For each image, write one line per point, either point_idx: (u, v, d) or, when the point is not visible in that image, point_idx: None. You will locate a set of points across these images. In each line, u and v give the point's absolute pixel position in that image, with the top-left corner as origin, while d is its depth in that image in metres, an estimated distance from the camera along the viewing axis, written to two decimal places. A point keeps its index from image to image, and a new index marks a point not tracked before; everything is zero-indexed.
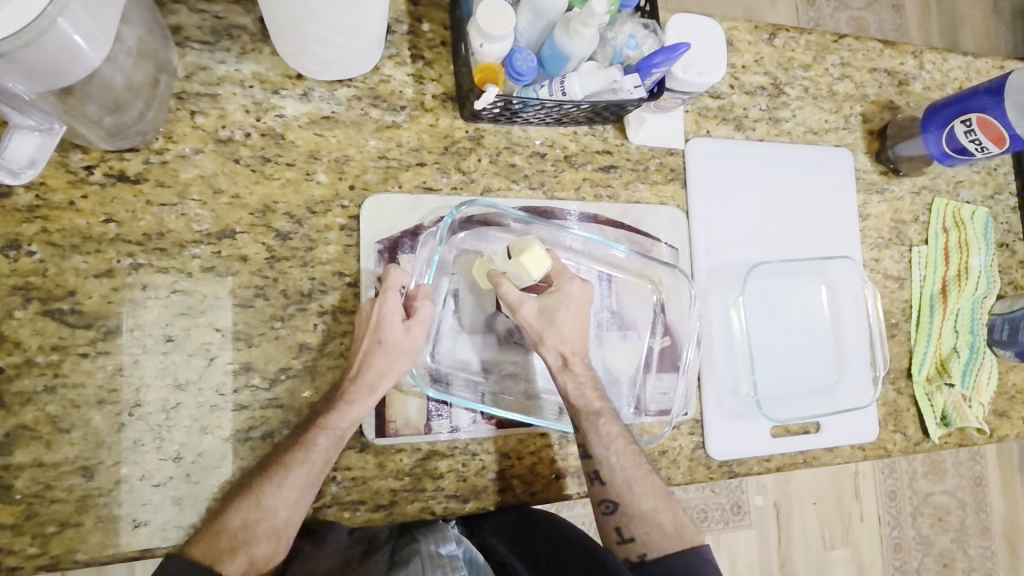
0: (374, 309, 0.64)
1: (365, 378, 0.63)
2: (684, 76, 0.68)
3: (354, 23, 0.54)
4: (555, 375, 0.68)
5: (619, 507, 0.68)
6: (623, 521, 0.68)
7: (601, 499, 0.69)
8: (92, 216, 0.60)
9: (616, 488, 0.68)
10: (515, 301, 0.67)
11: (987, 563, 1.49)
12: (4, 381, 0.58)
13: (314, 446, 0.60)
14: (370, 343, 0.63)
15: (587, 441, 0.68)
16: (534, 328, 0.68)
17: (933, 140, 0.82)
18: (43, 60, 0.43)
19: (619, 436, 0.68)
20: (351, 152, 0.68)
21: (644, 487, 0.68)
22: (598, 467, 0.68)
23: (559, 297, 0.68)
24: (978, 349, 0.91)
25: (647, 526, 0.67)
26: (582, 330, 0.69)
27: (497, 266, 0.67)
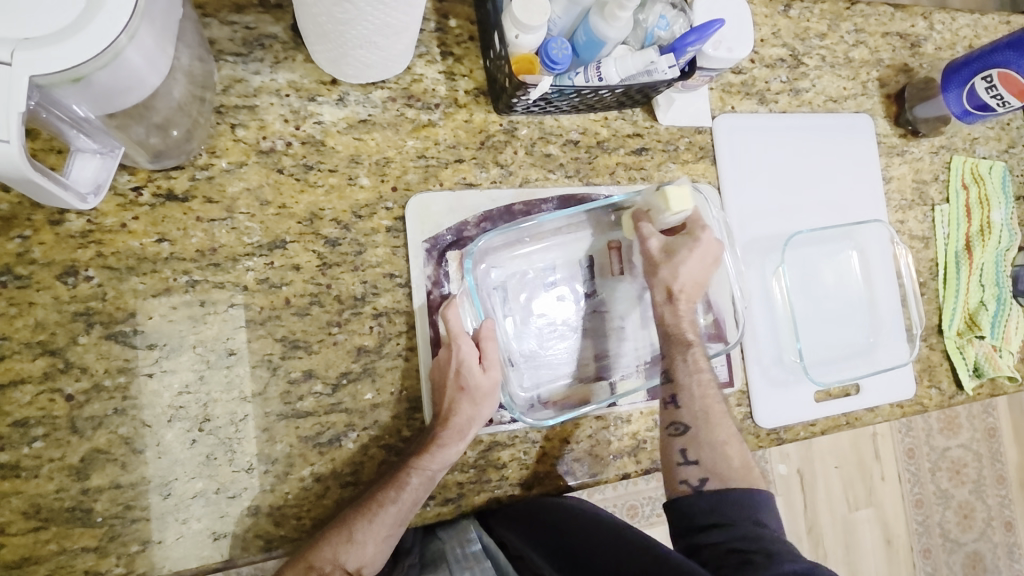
0: (451, 356, 0.65)
1: (454, 424, 0.63)
2: (714, 53, 0.69)
3: (401, 23, 0.54)
4: (656, 307, 0.72)
5: (689, 430, 0.68)
6: (690, 444, 0.68)
7: (671, 421, 0.69)
8: (145, 236, 0.61)
9: (687, 411, 0.69)
10: (647, 233, 0.71)
11: (1005, 509, 1.53)
12: (75, 407, 0.58)
13: (411, 490, 0.61)
14: (454, 391, 0.64)
15: (672, 367, 0.71)
16: (652, 260, 0.72)
17: (954, 98, 0.83)
18: (114, 84, 0.43)
19: (705, 369, 0.71)
20: (391, 154, 0.68)
21: (718, 418, 0.69)
22: (677, 391, 0.70)
23: (688, 240, 0.71)
24: (1005, 301, 0.93)
25: (713, 454, 0.67)
26: (699, 274, 0.71)
27: (642, 204, 0.72)
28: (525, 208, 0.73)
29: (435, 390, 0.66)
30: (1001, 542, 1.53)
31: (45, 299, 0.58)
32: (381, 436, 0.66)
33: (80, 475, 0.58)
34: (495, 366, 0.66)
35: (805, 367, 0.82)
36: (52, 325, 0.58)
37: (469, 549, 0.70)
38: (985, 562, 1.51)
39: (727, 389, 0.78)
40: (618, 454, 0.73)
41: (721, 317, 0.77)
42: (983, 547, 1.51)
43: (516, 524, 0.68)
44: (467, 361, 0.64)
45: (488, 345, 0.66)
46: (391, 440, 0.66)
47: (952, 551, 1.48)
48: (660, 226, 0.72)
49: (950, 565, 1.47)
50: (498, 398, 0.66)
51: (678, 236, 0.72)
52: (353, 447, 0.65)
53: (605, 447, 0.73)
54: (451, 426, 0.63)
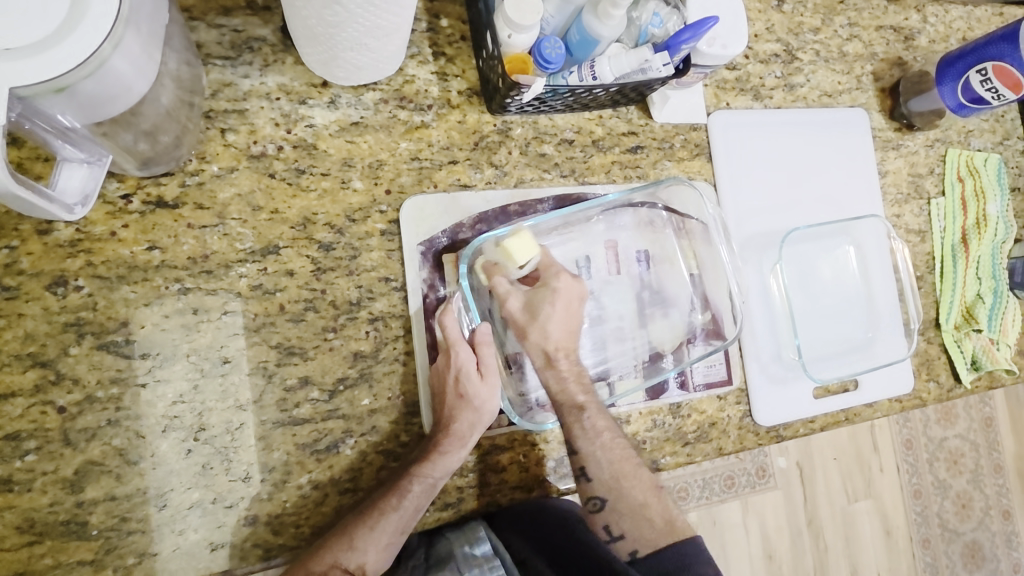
0: (450, 363, 0.64)
1: (455, 432, 0.63)
2: (708, 49, 0.69)
3: (392, 25, 0.54)
4: (538, 372, 0.66)
5: (606, 505, 0.65)
6: (610, 517, 0.64)
7: (589, 496, 0.65)
8: (136, 244, 0.60)
9: (598, 484, 0.65)
10: (504, 292, 0.65)
11: (1002, 498, 1.54)
12: (67, 419, 0.57)
13: (413, 499, 0.61)
14: (453, 398, 0.64)
15: (570, 437, 0.65)
16: (519, 321, 0.65)
17: (949, 92, 0.83)
18: (99, 92, 0.42)
19: (605, 430, 0.65)
20: (384, 156, 0.68)
21: (632, 481, 0.65)
22: (585, 463, 0.65)
23: (545, 292, 0.65)
24: (1001, 294, 0.93)
25: (636, 522, 0.64)
26: (570, 326, 0.65)
27: (488, 256, 0.66)
28: (520, 209, 0.72)
29: (436, 398, 0.66)
30: (999, 531, 1.54)
31: (34, 310, 0.57)
32: (381, 441, 0.66)
33: (74, 488, 0.57)
34: (493, 373, 0.65)
35: (804, 363, 0.81)
36: (43, 336, 0.57)
37: (478, 549, 0.64)
38: (983, 551, 1.52)
39: (726, 388, 0.78)
40: None
41: (718, 314, 0.77)
42: (981, 536, 1.52)
43: (522, 528, 0.67)
44: (466, 368, 0.63)
45: (485, 352, 0.65)
46: (390, 447, 0.66)
47: (950, 541, 1.49)
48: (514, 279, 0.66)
49: (948, 555, 1.49)
50: (497, 404, 0.65)
51: (533, 288, 0.66)
52: (351, 454, 0.65)
53: None
54: (450, 436, 0.63)
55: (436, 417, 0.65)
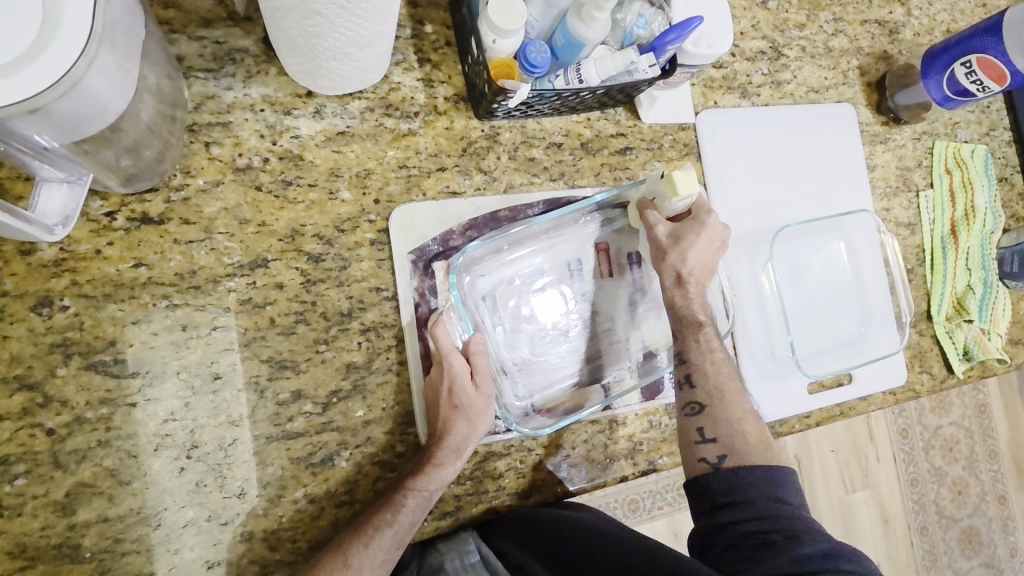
0: (444, 375, 0.64)
1: (450, 444, 0.62)
2: (694, 49, 0.68)
3: (374, 34, 0.53)
4: (667, 290, 0.69)
5: (704, 410, 0.66)
6: (707, 421, 0.65)
7: (687, 402, 0.67)
8: (121, 262, 0.59)
9: (702, 391, 0.67)
10: (653, 219, 0.68)
11: (998, 484, 1.56)
12: (56, 442, 0.56)
13: (410, 513, 0.61)
14: (448, 409, 0.63)
15: (684, 347, 0.68)
16: (662, 244, 0.68)
17: (934, 85, 0.83)
18: (74, 111, 0.42)
19: (718, 348, 0.68)
20: (371, 165, 0.67)
21: (734, 396, 0.67)
22: (691, 371, 0.68)
23: (696, 224, 0.68)
24: (991, 284, 0.94)
25: (731, 431, 0.64)
26: (709, 257, 0.69)
27: (645, 195, 0.70)
28: (510, 214, 0.72)
29: (428, 409, 0.65)
30: (995, 515, 1.56)
31: (19, 331, 0.56)
32: (375, 452, 0.65)
33: (65, 511, 0.56)
34: (487, 382, 0.66)
35: (798, 359, 0.81)
36: (28, 358, 0.56)
37: (468, 560, 0.66)
38: (980, 537, 1.55)
39: None
40: (614, 458, 0.73)
41: (712, 312, 0.76)
42: (978, 522, 1.54)
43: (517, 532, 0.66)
44: (461, 379, 0.63)
45: (478, 360, 0.66)
46: (386, 458, 0.66)
47: (947, 527, 1.51)
48: (666, 213, 0.68)
49: (946, 541, 1.51)
50: (491, 411, 0.66)
51: (685, 219, 0.69)
52: (346, 466, 0.64)
53: (601, 451, 0.73)
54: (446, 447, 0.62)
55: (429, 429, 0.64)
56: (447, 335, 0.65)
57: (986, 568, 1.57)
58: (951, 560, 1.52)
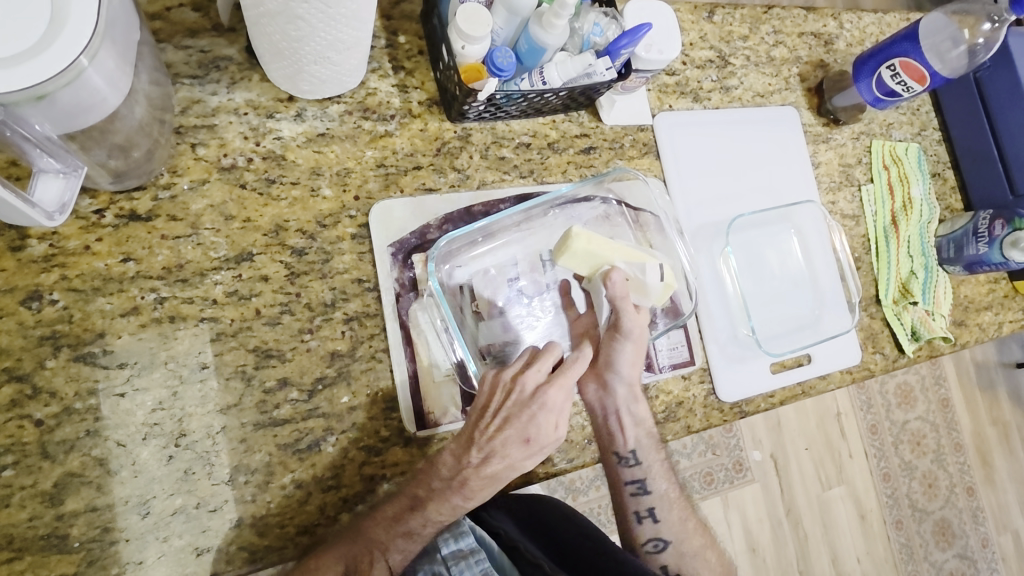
0: (538, 398, 0.64)
1: (487, 475, 0.63)
2: (646, 55, 0.75)
3: (351, 39, 0.58)
4: (627, 404, 0.73)
5: (668, 546, 0.74)
6: (672, 559, 0.74)
7: (651, 538, 0.75)
8: (110, 257, 0.61)
9: (666, 528, 0.75)
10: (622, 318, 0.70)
11: (965, 476, 1.73)
12: (45, 433, 0.57)
13: (425, 525, 0.63)
14: (514, 436, 0.63)
15: (651, 478, 0.75)
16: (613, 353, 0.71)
17: (865, 87, 0.91)
18: (74, 100, 0.45)
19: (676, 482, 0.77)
20: (351, 164, 0.71)
21: (694, 529, 0.77)
22: (655, 506, 0.75)
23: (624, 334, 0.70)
24: (932, 269, 1.02)
25: (695, 567, 0.74)
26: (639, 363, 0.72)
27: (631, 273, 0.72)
28: (484, 209, 0.76)
29: (480, 420, 0.64)
30: (965, 507, 1.71)
31: (9, 325, 0.58)
32: (359, 437, 0.67)
33: (53, 501, 0.57)
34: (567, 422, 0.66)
35: (759, 340, 0.87)
36: (18, 351, 0.58)
37: (462, 543, 0.65)
38: (952, 528, 1.69)
39: (689, 368, 0.82)
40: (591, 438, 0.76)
41: (676, 296, 0.80)
42: (949, 514, 1.69)
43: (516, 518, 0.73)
44: (540, 416, 0.63)
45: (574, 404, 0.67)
46: (372, 442, 0.68)
47: (920, 520, 1.65)
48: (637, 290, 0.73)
49: (920, 534, 1.64)
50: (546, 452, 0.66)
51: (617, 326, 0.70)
52: (333, 451, 0.66)
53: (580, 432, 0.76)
54: (482, 476, 0.64)
55: (478, 443, 0.63)
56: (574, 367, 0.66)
57: (961, 559, 1.69)
58: (926, 552, 1.64)
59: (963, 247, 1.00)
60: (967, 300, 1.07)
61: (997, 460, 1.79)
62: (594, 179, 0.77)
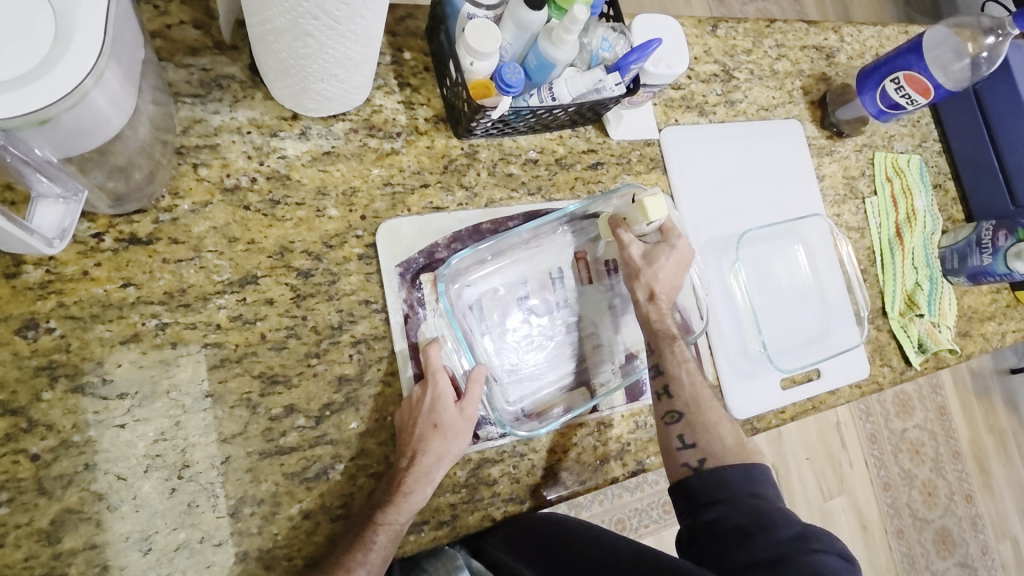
0: (427, 391, 0.64)
1: (420, 468, 0.62)
2: (655, 70, 0.74)
3: (360, 56, 0.56)
4: (640, 306, 0.74)
5: (683, 417, 0.72)
6: (687, 429, 0.71)
7: (666, 411, 0.73)
8: (110, 283, 0.59)
9: (679, 400, 0.72)
10: (627, 240, 0.75)
11: (963, 483, 1.73)
12: (42, 468, 0.55)
13: (399, 514, 0.61)
14: (425, 427, 0.63)
15: (660, 359, 0.74)
16: (635, 264, 0.74)
17: (869, 100, 0.91)
18: (76, 122, 0.43)
19: (691, 359, 0.74)
20: (357, 183, 0.70)
21: (710, 401, 0.73)
22: (667, 382, 0.73)
23: (664, 246, 0.75)
24: (937, 281, 1.02)
25: (709, 435, 0.71)
26: (677, 279, 0.75)
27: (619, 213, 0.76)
28: (492, 226, 0.75)
29: (401, 432, 0.65)
30: (964, 514, 1.72)
31: (3, 356, 0.55)
32: (368, 464, 0.65)
33: (50, 539, 0.54)
34: (470, 401, 0.65)
35: (770, 355, 0.86)
36: (13, 383, 0.55)
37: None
38: (953, 536, 1.69)
39: None
40: (604, 459, 0.75)
41: (687, 313, 0.80)
42: (949, 522, 1.69)
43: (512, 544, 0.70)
44: (436, 400, 0.64)
45: (472, 386, 0.66)
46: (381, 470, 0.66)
47: (921, 529, 1.65)
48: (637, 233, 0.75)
49: (921, 542, 1.64)
50: (471, 435, 0.65)
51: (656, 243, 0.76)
52: (341, 479, 0.64)
53: (592, 453, 0.74)
54: (416, 473, 0.62)
55: (401, 449, 0.63)
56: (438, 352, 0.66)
57: (962, 567, 1.69)
58: (927, 561, 1.64)
59: (967, 257, 1.00)
60: (971, 311, 1.07)
61: (995, 467, 1.79)
62: (603, 195, 0.76)
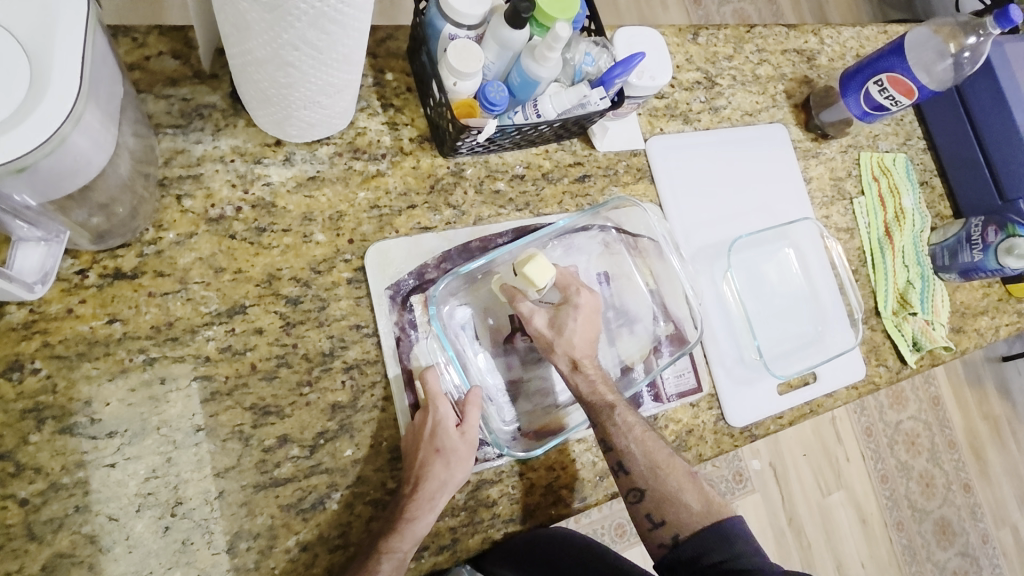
0: (428, 416, 0.64)
1: (425, 493, 0.61)
2: (639, 82, 0.74)
3: (342, 82, 0.56)
4: (568, 379, 0.70)
5: (645, 496, 0.69)
6: (653, 506, 0.69)
7: (627, 488, 0.70)
8: (96, 319, 0.58)
9: (637, 477, 0.69)
10: (527, 313, 0.70)
11: (961, 472, 1.74)
12: (31, 512, 0.54)
13: (403, 542, 0.60)
14: (428, 452, 0.63)
15: (606, 435, 0.69)
16: (545, 338, 0.70)
17: (853, 102, 0.92)
18: (55, 166, 0.42)
19: (636, 425, 0.70)
20: (343, 207, 0.69)
21: (667, 468, 0.70)
22: (620, 459, 0.69)
23: (568, 309, 0.70)
24: (928, 278, 1.02)
25: (675, 509, 0.69)
26: (593, 337, 0.71)
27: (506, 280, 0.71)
28: (482, 244, 0.75)
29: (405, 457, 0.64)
30: (963, 504, 1.72)
31: None
32: (365, 492, 0.65)
33: None
34: (472, 424, 0.65)
35: (765, 361, 0.85)
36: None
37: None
38: (953, 526, 1.69)
39: (697, 395, 0.81)
40: (603, 474, 0.74)
41: (680, 323, 0.80)
42: (948, 512, 1.69)
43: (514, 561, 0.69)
44: (438, 424, 0.63)
45: (470, 408, 0.65)
46: (379, 496, 0.65)
47: (921, 520, 1.65)
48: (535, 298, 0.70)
49: (921, 534, 1.64)
50: (473, 458, 0.65)
51: (556, 307, 0.71)
52: (338, 508, 0.63)
53: (591, 469, 0.73)
54: (420, 499, 0.61)
55: (406, 476, 0.63)
56: (436, 380, 0.66)
57: (963, 557, 1.69)
58: (928, 552, 1.64)
59: (958, 254, 1.01)
60: (963, 306, 1.07)
61: (990, 454, 1.80)
62: (591, 210, 0.76)
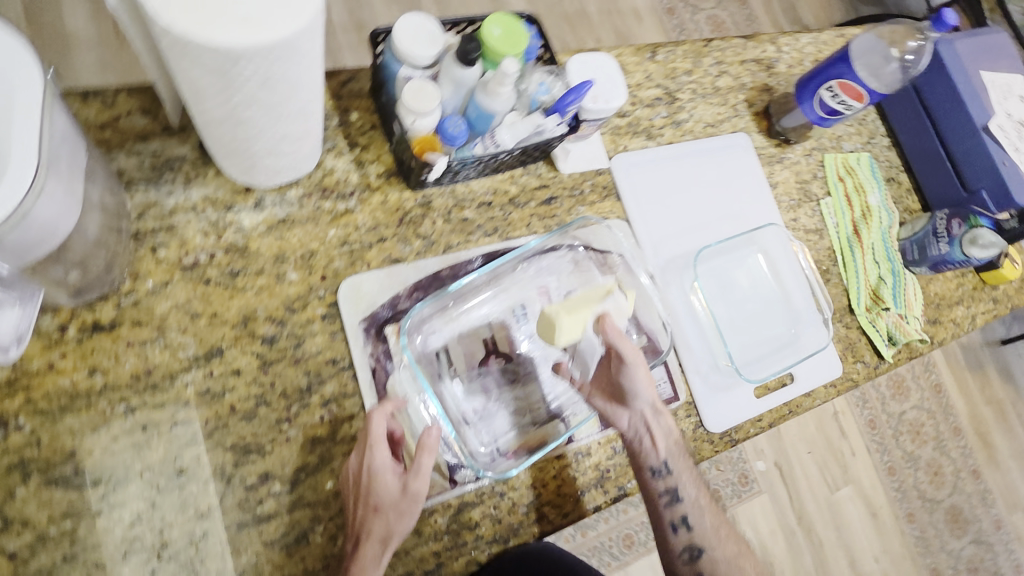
0: (364, 472, 0.62)
1: (367, 551, 0.61)
2: (593, 106, 0.76)
3: (300, 131, 0.59)
4: (656, 416, 0.74)
5: (702, 552, 0.75)
6: (705, 564, 0.75)
7: (684, 546, 0.75)
8: (76, 372, 0.60)
9: (699, 536, 0.76)
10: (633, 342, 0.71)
11: (968, 459, 1.74)
12: (21, 564, 0.55)
13: None
14: (365, 509, 0.62)
15: (681, 488, 0.75)
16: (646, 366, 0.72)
17: (809, 108, 0.94)
18: (21, 236, 0.44)
19: (702, 490, 0.77)
20: (315, 246, 0.71)
21: (727, 538, 0.77)
22: (684, 515, 0.76)
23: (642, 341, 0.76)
24: (899, 273, 1.04)
25: (725, 566, 0.75)
26: None
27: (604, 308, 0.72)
28: (452, 272, 0.77)
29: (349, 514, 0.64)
30: (973, 490, 1.72)
31: None
32: (347, 522, 0.66)
33: None
34: (413, 477, 0.62)
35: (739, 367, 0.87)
36: None
37: None
38: (964, 514, 1.70)
39: (673, 404, 0.82)
40: (584, 489, 0.75)
41: (653, 334, 0.81)
42: (959, 500, 1.70)
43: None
44: (373, 481, 0.62)
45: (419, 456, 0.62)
46: None
47: (931, 510, 1.65)
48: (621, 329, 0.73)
49: (934, 524, 1.65)
50: (418, 510, 0.63)
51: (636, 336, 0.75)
52: (323, 541, 0.65)
53: (572, 485, 0.75)
54: (363, 558, 0.61)
55: (349, 534, 0.63)
56: (382, 422, 0.63)
57: (977, 544, 1.69)
58: (943, 542, 1.65)
59: (926, 248, 1.03)
60: (937, 298, 1.09)
61: (996, 439, 1.80)
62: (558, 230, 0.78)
